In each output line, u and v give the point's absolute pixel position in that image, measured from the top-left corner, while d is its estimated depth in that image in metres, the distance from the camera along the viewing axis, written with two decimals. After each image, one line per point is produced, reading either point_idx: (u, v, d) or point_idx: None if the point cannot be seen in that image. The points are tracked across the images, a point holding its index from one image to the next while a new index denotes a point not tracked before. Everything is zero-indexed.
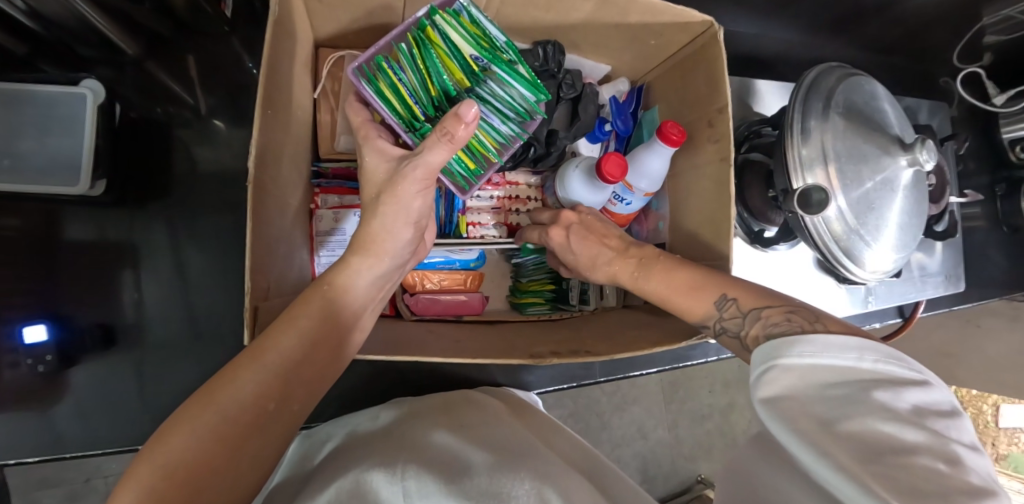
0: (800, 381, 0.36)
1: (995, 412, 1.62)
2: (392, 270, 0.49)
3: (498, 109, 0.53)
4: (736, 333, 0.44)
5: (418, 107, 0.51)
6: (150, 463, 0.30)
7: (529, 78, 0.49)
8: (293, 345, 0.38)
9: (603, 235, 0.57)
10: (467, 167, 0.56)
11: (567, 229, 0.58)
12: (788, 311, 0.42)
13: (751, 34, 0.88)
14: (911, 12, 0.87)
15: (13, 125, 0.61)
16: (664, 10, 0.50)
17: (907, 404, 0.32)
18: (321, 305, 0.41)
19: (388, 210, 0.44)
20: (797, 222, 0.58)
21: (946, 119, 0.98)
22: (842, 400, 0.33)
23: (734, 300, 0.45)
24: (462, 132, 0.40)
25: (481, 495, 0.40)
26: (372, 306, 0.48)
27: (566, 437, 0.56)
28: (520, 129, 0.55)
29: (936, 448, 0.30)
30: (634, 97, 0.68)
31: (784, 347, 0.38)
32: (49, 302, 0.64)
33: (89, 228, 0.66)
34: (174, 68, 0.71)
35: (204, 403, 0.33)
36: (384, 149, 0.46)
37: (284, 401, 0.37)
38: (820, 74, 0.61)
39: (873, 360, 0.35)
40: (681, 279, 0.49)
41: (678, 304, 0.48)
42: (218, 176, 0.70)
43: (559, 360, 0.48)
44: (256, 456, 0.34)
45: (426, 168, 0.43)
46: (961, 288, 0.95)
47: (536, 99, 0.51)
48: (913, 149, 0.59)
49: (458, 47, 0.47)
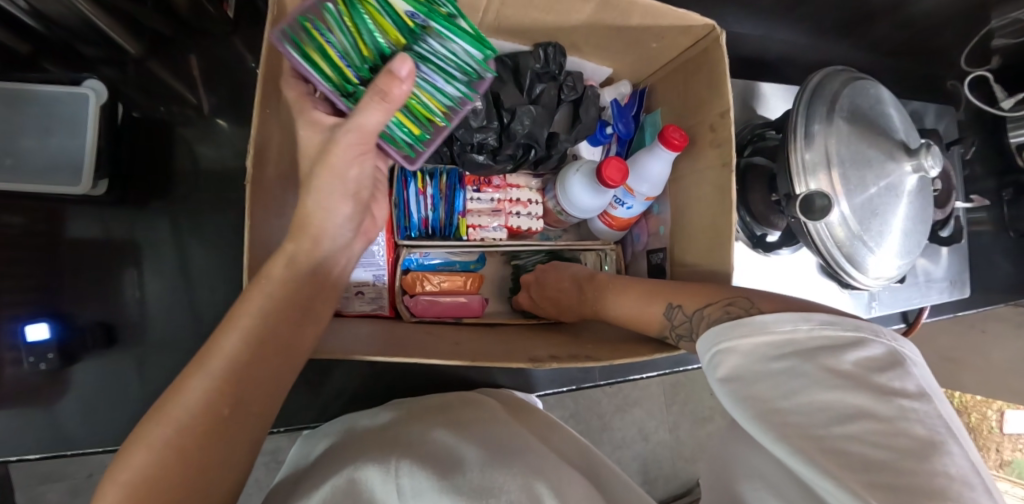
0: (747, 362, 0.37)
1: (1000, 417, 1.59)
2: (333, 255, 0.46)
3: (441, 67, 0.46)
4: (689, 337, 0.46)
5: (350, 70, 0.44)
6: (115, 483, 0.32)
7: (472, 34, 0.41)
8: (237, 347, 0.37)
9: (557, 279, 0.63)
10: (412, 132, 0.51)
11: (531, 284, 0.66)
12: (727, 304, 0.44)
13: (756, 36, 0.88)
14: (920, 14, 0.86)
15: (13, 125, 0.60)
16: (666, 13, 0.48)
17: (844, 366, 0.34)
18: (262, 298, 0.39)
19: (322, 184, 0.41)
20: (798, 227, 0.58)
21: (952, 124, 0.99)
22: (782, 375, 0.35)
23: (679, 306, 0.47)
24: (398, 89, 0.38)
25: (474, 491, 0.40)
26: (322, 295, 0.44)
27: (564, 435, 0.56)
28: (469, 90, 0.49)
29: (876, 406, 0.31)
30: (636, 100, 0.67)
31: (731, 329, 0.39)
32: (52, 301, 0.64)
33: (91, 226, 0.66)
34: (176, 67, 0.70)
35: (157, 418, 0.34)
36: (317, 120, 0.44)
37: (240, 405, 0.37)
38: (823, 78, 0.61)
39: (809, 328, 0.37)
40: (631, 299, 0.53)
41: (637, 321, 0.52)
42: (220, 175, 0.70)
43: (558, 364, 0.47)
44: (224, 462, 0.35)
45: (361, 131, 0.40)
46: (967, 293, 0.95)
47: (482, 55, 0.44)
48: (918, 154, 0.58)
49: (390, 3, 0.38)
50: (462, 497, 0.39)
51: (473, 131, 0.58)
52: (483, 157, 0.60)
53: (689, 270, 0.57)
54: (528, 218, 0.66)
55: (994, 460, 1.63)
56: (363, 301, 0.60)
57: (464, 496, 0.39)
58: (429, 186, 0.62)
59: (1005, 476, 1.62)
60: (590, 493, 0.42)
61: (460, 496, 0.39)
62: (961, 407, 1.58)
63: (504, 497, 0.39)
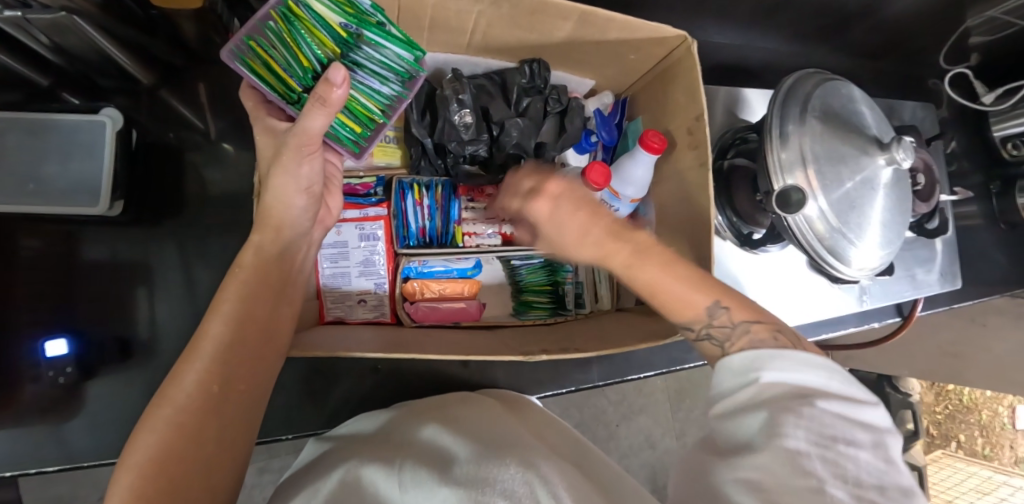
0: (773, 376, 0.37)
1: (1011, 413, 1.63)
2: (294, 244, 0.48)
3: (376, 71, 0.50)
4: (721, 343, 0.42)
5: (293, 79, 0.47)
6: (126, 465, 0.32)
7: (403, 37, 0.46)
8: (220, 330, 0.38)
9: (581, 208, 0.49)
10: (354, 130, 0.53)
11: (555, 202, 0.49)
12: (776, 328, 0.42)
13: (737, 45, 0.92)
14: (895, 16, 0.90)
15: (34, 153, 0.63)
16: (639, 27, 0.51)
17: (859, 412, 0.34)
18: (237, 287, 0.41)
19: (278, 181, 0.43)
20: (780, 223, 0.61)
21: (934, 122, 1.00)
22: (802, 397, 0.35)
23: (726, 308, 0.42)
24: (336, 95, 0.38)
25: (469, 480, 0.42)
26: (291, 281, 0.46)
27: (559, 430, 0.58)
28: (403, 89, 0.52)
29: (877, 451, 0.32)
30: (619, 109, 0.70)
31: (762, 347, 0.39)
32: (71, 319, 0.67)
33: (106, 247, 0.69)
34: (184, 94, 0.74)
35: (159, 402, 0.35)
36: (272, 127, 0.45)
37: (228, 382, 0.37)
38: (796, 81, 0.64)
39: (834, 373, 0.37)
40: (670, 276, 0.44)
41: (672, 300, 0.44)
42: (227, 195, 0.74)
43: (549, 356, 0.50)
44: (217, 443, 0.35)
45: (306, 135, 0.40)
46: (959, 285, 0.96)
47: (413, 57, 0.49)
48: (891, 148, 0.61)
49: (324, 16, 0.43)
50: (459, 487, 0.40)
51: (464, 144, 0.62)
52: None
53: None
54: None
55: (1008, 458, 1.64)
56: (366, 309, 0.63)
57: (460, 485, 0.41)
58: (426, 197, 0.65)
59: (1021, 473, 1.62)
60: (577, 479, 0.44)
61: (456, 486, 0.41)
62: (970, 405, 1.61)
63: (499, 486, 0.40)
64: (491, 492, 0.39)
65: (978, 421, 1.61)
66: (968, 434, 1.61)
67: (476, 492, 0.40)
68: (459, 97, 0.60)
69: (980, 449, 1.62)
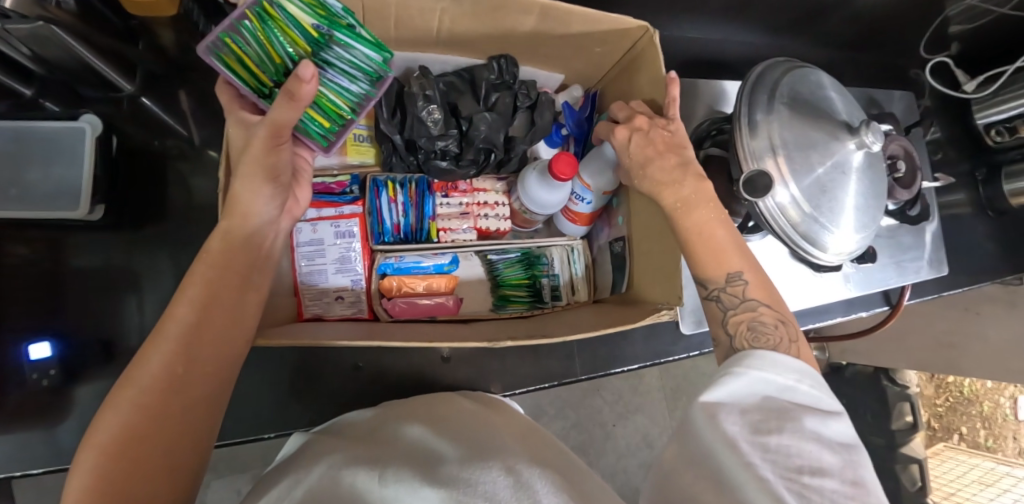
0: (750, 389, 0.39)
1: (1013, 404, 1.62)
2: (265, 229, 0.47)
3: (346, 70, 0.50)
4: (733, 307, 0.47)
5: (265, 74, 0.47)
6: (91, 448, 0.33)
7: (372, 39, 0.47)
8: (186, 314, 0.39)
9: (661, 143, 0.52)
10: (323, 126, 0.54)
11: (633, 132, 0.54)
12: (783, 317, 0.46)
13: (715, 40, 0.93)
14: (869, 7, 0.91)
15: (18, 161, 0.64)
16: (602, 20, 0.52)
17: (828, 429, 0.37)
18: (204, 269, 0.41)
19: (245, 170, 0.43)
20: (752, 209, 0.61)
21: (914, 109, 1.01)
22: (775, 412, 0.37)
23: (746, 279, 0.48)
24: (305, 89, 0.38)
25: (452, 481, 0.41)
26: (262, 266, 0.47)
27: (543, 438, 0.57)
28: (372, 88, 0.53)
29: (842, 468, 0.34)
30: (588, 103, 0.71)
31: (743, 356, 0.42)
32: (57, 324, 0.68)
33: (92, 252, 0.70)
34: (165, 101, 0.75)
35: (124, 385, 0.36)
36: (244, 119, 0.44)
37: (192, 365, 0.38)
38: (765, 69, 0.64)
39: (807, 386, 0.40)
40: (712, 225, 0.49)
41: (698, 253, 0.49)
42: (211, 199, 0.75)
43: (513, 343, 0.52)
44: (182, 424, 0.36)
45: (274, 126, 0.41)
46: (945, 273, 0.96)
47: (382, 58, 0.50)
48: (859, 132, 0.61)
49: (297, 17, 0.43)
50: (440, 487, 0.40)
51: (433, 140, 0.64)
52: (446, 162, 0.65)
53: (643, 254, 0.61)
54: (496, 219, 0.69)
55: (1012, 449, 1.60)
56: (343, 306, 0.64)
57: (441, 485, 0.41)
58: (400, 194, 0.66)
59: None
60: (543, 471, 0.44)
61: (437, 486, 0.40)
62: (969, 396, 1.61)
63: (480, 488, 0.41)
64: (472, 494, 0.40)
65: (978, 412, 1.61)
66: (969, 426, 1.61)
67: (456, 493, 0.40)
68: (426, 93, 0.61)
69: (982, 441, 1.60)
